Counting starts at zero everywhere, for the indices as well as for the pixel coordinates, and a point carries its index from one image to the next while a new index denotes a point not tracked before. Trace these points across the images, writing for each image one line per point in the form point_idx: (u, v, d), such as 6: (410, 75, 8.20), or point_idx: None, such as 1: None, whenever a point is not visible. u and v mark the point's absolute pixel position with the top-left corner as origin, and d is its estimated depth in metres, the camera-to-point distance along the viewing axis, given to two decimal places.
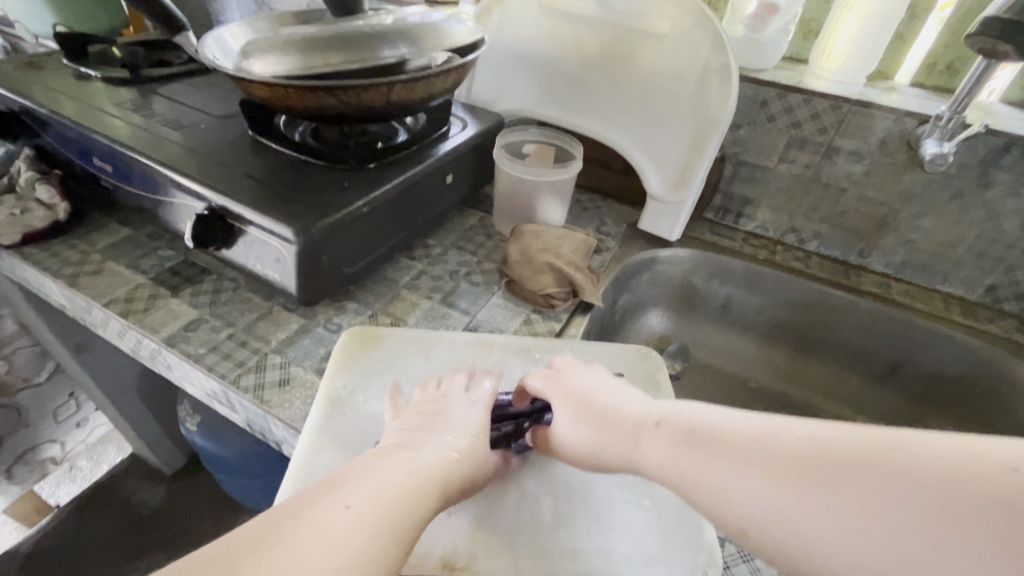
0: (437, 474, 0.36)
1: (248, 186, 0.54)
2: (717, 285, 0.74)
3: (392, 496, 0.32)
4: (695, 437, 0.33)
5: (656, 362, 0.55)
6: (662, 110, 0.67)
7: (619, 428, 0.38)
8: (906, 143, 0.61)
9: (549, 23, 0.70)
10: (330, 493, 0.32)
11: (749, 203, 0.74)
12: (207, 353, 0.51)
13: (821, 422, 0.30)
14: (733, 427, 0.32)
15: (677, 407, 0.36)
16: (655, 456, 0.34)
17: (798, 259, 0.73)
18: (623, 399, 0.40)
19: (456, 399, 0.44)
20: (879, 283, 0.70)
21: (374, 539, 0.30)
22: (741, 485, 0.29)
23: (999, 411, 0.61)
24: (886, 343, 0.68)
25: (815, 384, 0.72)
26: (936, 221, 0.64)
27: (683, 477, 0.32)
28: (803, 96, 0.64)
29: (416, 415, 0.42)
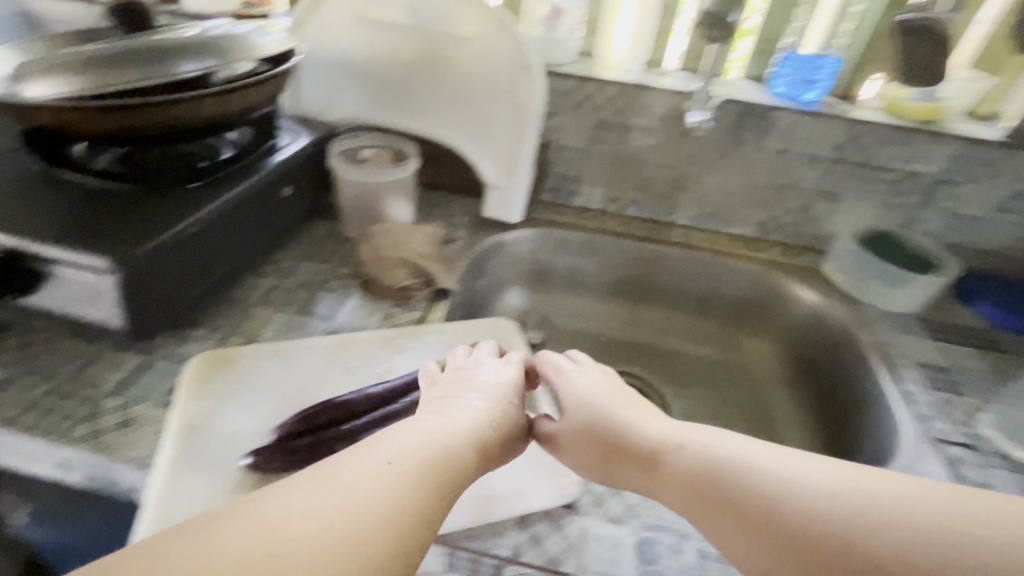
0: (468, 436, 0.39)
1: (48, 222, 0.49)
2: (561, 257, 0.84)
3: (430, 455, 0.35)
4: (720, 466, 0.39)
5: (510, 329, 0.60)
6: (483, 105, 0.73)
7: (640, 451, 0.43)
8: (680, 116, 0.75)
9: (365, 32, 0.73)
10: (373, 448, 0.34)
11: (576, 181, 0.84)
12: (23, 413, 0.46)
13: (839, 470, 0.36)
14: (757, 463, 0.38)
15: (693, 432, 0.42)
16: (679, 465, 0.40)
17: (620, 224, 0.85)
18: (638, 419, 0.45)
19: (481, 367, 0.48)
20: (685, 234, 0.84)
21: (414, 492, 0.32)
22: (769, 487, 0.36)
23: (782, 317, 0.77)
24: (698, 282, 0.82)
25: (656, 328, 0.84)
26: (712, 176, 0.79)
27: (714, 500, 0.38)
28: (597, 85, 0.75)
29: (451, 383, 0.46)
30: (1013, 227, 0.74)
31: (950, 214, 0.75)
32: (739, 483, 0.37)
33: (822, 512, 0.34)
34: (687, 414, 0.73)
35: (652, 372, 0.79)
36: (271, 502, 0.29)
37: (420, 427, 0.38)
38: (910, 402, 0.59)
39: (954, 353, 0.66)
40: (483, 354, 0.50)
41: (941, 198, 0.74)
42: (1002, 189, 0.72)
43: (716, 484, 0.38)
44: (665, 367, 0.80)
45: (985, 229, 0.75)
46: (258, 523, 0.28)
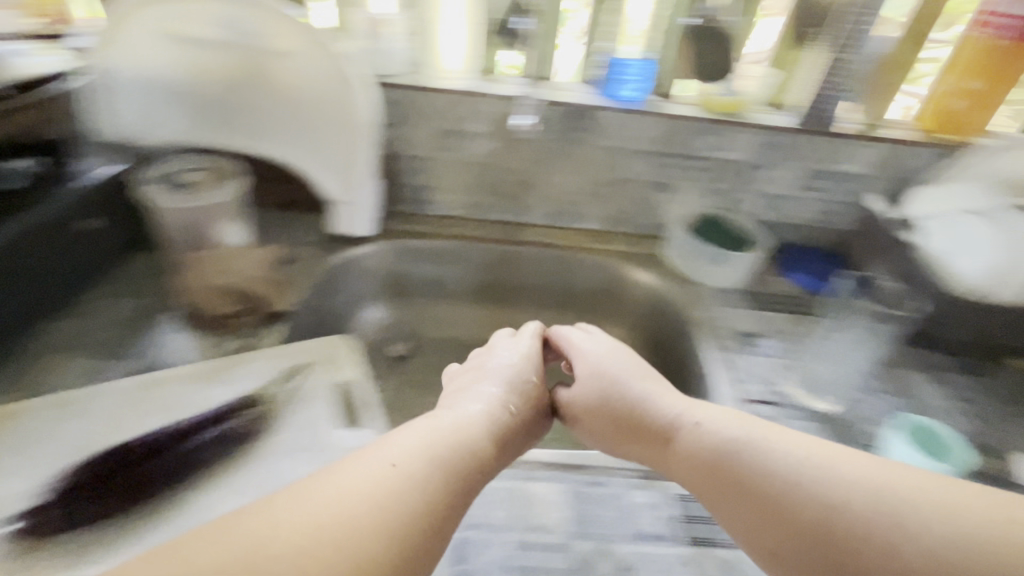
0: (477, 424, 0.48)
1: None
2: (420, 267, 0.84)
3: (441, 455, 0.42)
4: (742, 446, 0.45)
5: (338, 342, 0.60)
6: (315, 121, 0.72)
7: (656, 426, 0.52)
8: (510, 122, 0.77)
9: (170, 47, 0.65)
10: (395, 447, 0.41)
11: (428, 189, 0.84)
12: None
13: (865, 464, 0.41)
14: (781, 449, 0.43)
15: (714, 413, 0.50)
16: (690, 442, 0.48)
17: (475, 229, 0.86)
18: (653, 394, 0.55)
19: (495, 357, 0.63)
20: (538, 232, 0.87)
21: (423, 488, 0.38)
22: (784, 470, 0.41)
23: (627, 304, 0.83)
24: (554, 278, 0.85)
25: (521, 326, 0.87)
26: (555, 176, 0.83)
27: (727, 473, 0.44)
28: (429, 94, 0.75)
29: (468, 376, 0.60)
30: (816, 203, 0.84)
31: (764, 195, 0.84)
32: (756, 460, 0.43)
33: (831, 492, 0.38)
34: None
35: None
36: (290, 497, 0.34)
37: (441, 425, 0.46)
38: (730, 371, 0.65)
39: (769, 321, 0.74)
40: (502, 341, 0.66)
41: (755, 182, 0.82)
42: (801, 171, 0.81)
43: (733, 461, 0.44)
44: None
45: (795, 207, 0.85)
46: (268, 517, 0.32)
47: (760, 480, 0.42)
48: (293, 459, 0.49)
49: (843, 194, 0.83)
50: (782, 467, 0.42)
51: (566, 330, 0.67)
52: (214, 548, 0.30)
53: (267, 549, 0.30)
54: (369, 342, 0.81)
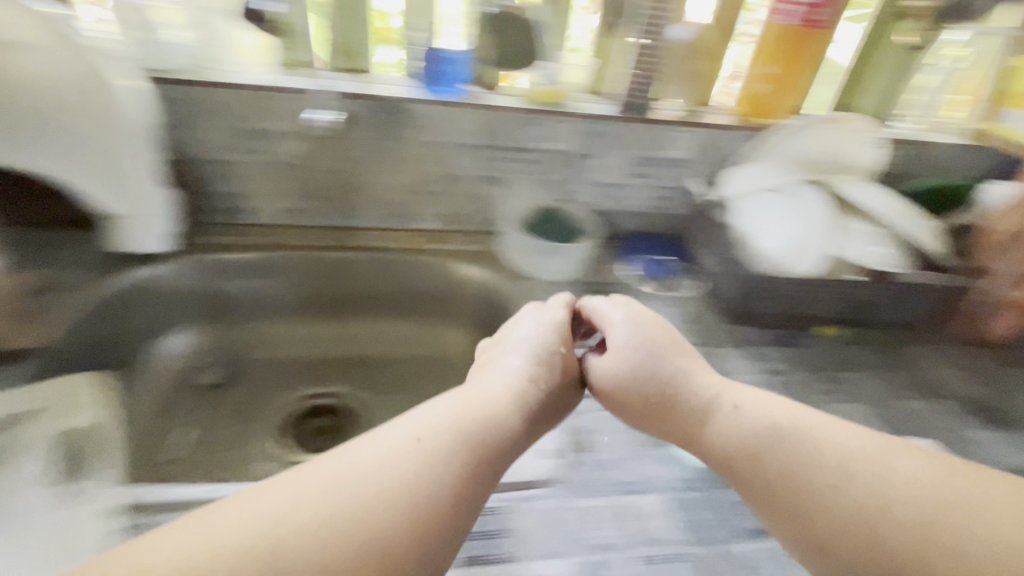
0: (496, 397, 0.48)
1: None
2: (234, 283, 0.76)
3: (470, 441, 0.42)
4: (785, 433, 0.44)
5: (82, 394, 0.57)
6: (70, 126, 0.58)
7: (693, 407, 0.51)
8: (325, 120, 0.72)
9: None
10: (428, 424, 0.42)
11: (238, 197, 0.76)
12: None
13: (925, 461, 0.40)
14: (830, 439, 0.43)
15: (752, 397, 0.49)
16: (730, 425, 0.48)
17: (297, 237, 0.79)
18: (688, 369, 0.54)
19: (512, 331, 0.61)
20: (369, 236, 0.81)
21: (442, 460, 0.39)
22: (833, 452, 0.42)
23: (463, 305, 0.80)
24: (389, 284, 0.80)
25: (358, 339, 0.81)
26: (379, 176, 0.78)
27: (769, 459, 0.43)
28: (216, 90, 0.67)
29: (492, 351, 0.59)
30: (648, 188, 0.85)
31: (597, 184, 0.83)
32: (797, 449, 0.43)
33: (861, 495, 0.39)
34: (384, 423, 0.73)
35: (352, 389, 0.77)
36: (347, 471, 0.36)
37: (463, 400, 0.46)
38: None
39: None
40: (526, 312, 0.64)
41: (586, 171, 0.82)
42: (628, 157, 0.81)
43: (766, 455, 0.44)
44: (373, 378, 0.78)
45: (629, 194, 0.85)
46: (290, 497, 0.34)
47: (802, 485, 0.41)
48: None
49: (671, 178, 0.84)
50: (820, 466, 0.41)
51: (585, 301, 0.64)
52: (230, 526, 0.32)
53: (292, 531, 0.32)
54: (172, 375, 0.72)
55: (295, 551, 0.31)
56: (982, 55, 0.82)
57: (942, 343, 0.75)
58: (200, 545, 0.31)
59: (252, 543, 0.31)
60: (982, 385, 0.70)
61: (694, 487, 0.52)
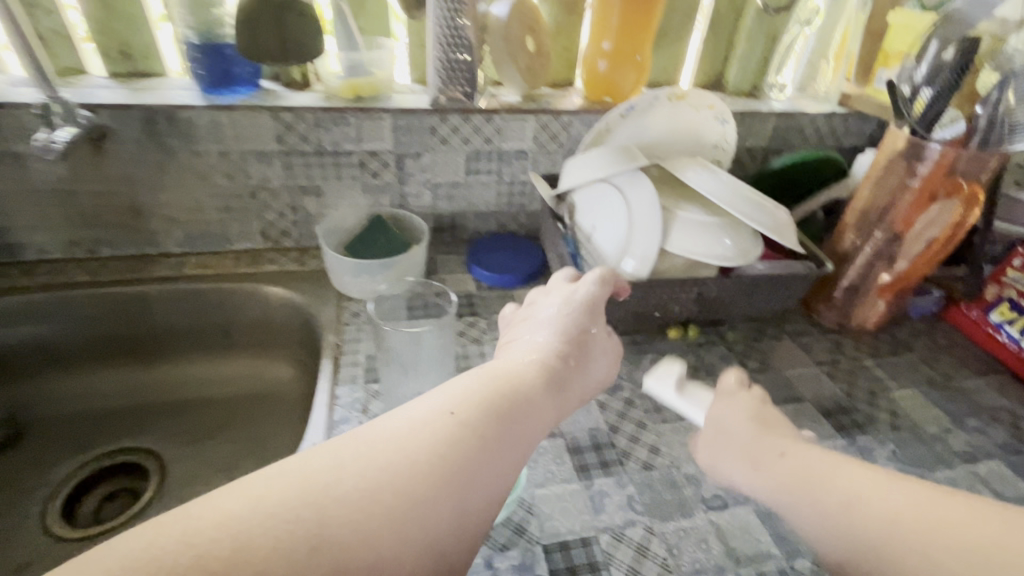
0: (520, 375, 0.42)
1: None
2: (7, 333, 0.65)
3: (508, 416, 0.38)
4: (811, 480, 0.40)
5: None
6: None
7: (754, 446, 0.45)
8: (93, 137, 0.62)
9: None
10: (471, 398, 0.38)
11: (6, 231, 0.66)
12: None
13: (950, 514, 0.35)
14: (855, 486, 0.38)
15: (794, 445, 0.44)
16: (790, 461, 0.43)
17: (85, 271, 0.69)
18: (764, 432, 0.46)
19: (540, 300, 0.53)
20: (175, 264, 0.71)
21: (482, 437, 0.35)
22: (876, 498, 0.37)
23: (289, 334, 0.71)
24: (203, 316, 0.71)
25: (174, 385, 0.72)
26: (170, 195, 0.68)
27: (807, 486, 0.40)
28: None
29: (513, 326, 0.52)
30: (490, 185, 0.76)
31: (431, 185, 0.74)
32: (831, 488, 0.39)
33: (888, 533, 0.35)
34: (187, 477, 0.64)
35: (156, 441, 0.67)
36: (352, 452, 0.33)
37: (492, 374, 0.41)
38: (332, 407, 0.53)
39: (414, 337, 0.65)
40: (552, 284, 0.55)
41: (414, 172, 0.72)
42: (458, 154, 0.72)
43: (808, 492, 0.40)
44: (184, 425, 0.69)
45: (471, 193, 0.76)
46: (294, 477, 0.30)
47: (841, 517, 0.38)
48: None
49: (516, 172, 0.76)
50: (870, 508, 0.37)
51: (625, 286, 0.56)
52: (267, 493, 0.29)
53: (335, 498, 0.30)
54: None
55: (341, 513, 0.29)
56: (835, 16, 0.79)
57: (806, 333, 0.69)
58: (242, 506, 0.28)
59: (299, 509, 0.29)
60: (845, 380, 0.63)
61: None
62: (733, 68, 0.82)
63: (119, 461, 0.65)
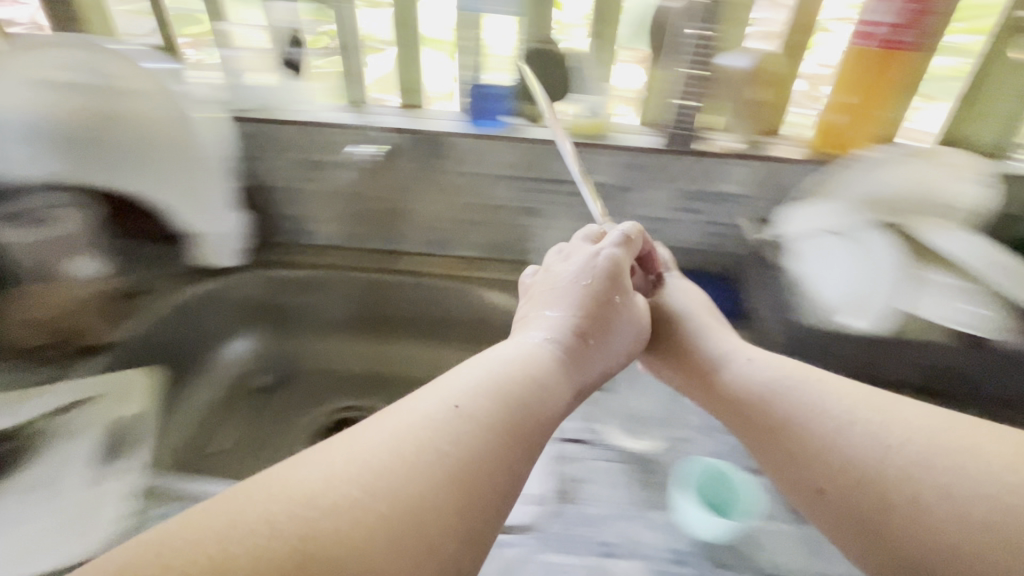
0: (531, 356, 0.47)
1: None
2: (292, 298, 0.84)
3: (512, 405, 0.40)
4: (768, 394, 0.51)
5: (134, 383, 0.60)
6: (162, 159, 0.71)
7: (708, 359, 0.58)
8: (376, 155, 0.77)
9: (29, 93, 0.64)
10: (472, 393, 0.40)
11: (301, 220, 0.84)
12: None
13: (883, 436, 0.42)
14: (811, 412, 0.47)
15: (758, 357, 0.55)
16: (733, 377, 0.54)
17: (352, 257, 0.86)
18: (715, 336, 0.60)
19: (559, 269, 0.61)
20: (417, 261, 0.86)
21: (487, 429, 0.37)
22: (831, 424, 0.45)
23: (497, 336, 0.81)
24: (430, 307, 0.84)
25: (396, 359, 0.86)
26: (422, 204, 0.81)
27: (752, 400, 0.51)
28: (282, 127, 0.76)
29: (539, 292, 0.60)
30: (697, 225, 0.78)
31: (640, 218, 0.79)
32: (787, 403, 0.49)
33: (838, 450, 0.43)
34: None
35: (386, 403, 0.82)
36: (352, 454, 0.34)
37: (505, 365, 0.44)
38: None
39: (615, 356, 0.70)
40: (577, 249, 0.63)
41: (627, 205, 0.78)
42: (674, 192, 0.76)
43: (761, 404, 0.50)
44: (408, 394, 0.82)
45: (675, 229, 0.79)
46: (295, 484, 0.31)
47: (804, 425, 0.46)
48: (20, 503, 0.47)
49: (723, 216, 0.76)
50: (825, 422, 0.45)
51: (655, 247, 0.67)
52: (259, 505, 0.30)
53: (327, 507, 0.30)
54: (233, 375, 0.81)
55: (334, 522, 0.29)
56: None
57: None
58: (237, 517, 0.29)
59: (285, 524, 0.29)
60: None
61: (686, 562, 0.44)
62: (993, 130, 0.72)
63: (359, 413, 0.81)
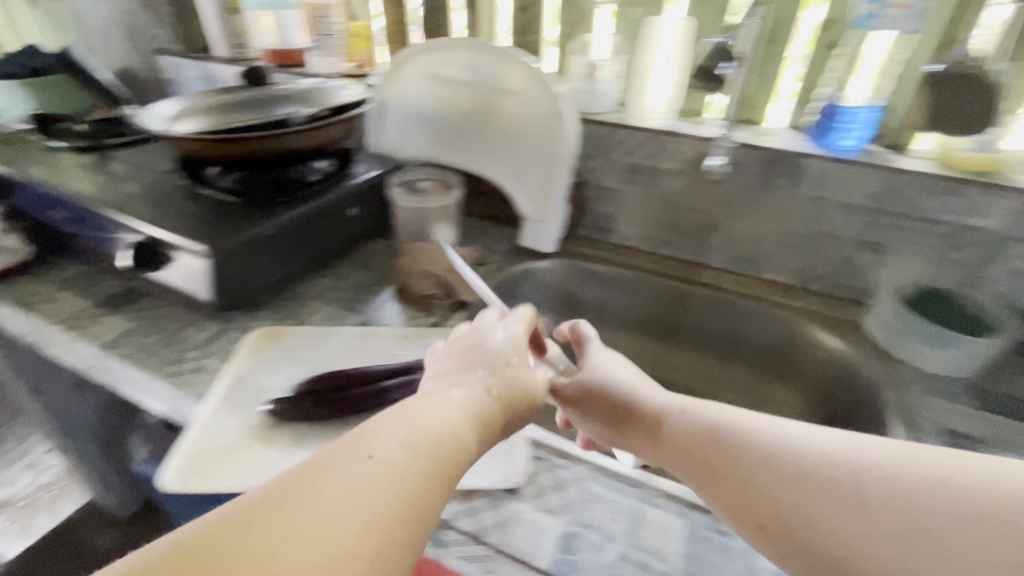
0: (456, 424, 0.40)
1: (197, 210, 0.70)
2: (591, 289, 0.89)
3: (433, 436, 0.37)
4: (716, 434, 0.45)
5: None
6: (524, 148, 0.82)
7: (648, 413, 0.51)
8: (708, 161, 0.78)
9: (436, 88, 0.87)
10: (392, 429, 0.37)
11: (611, 219, 0.90)
12: (133, 348, 0.63)
13: (825, 457, 0.40)
14: (756, 440, 0.43)
15: (697, 402, 0.49)
16: (677, 425, 0.48)
17: (652, 262, 0.89)
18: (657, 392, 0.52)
19: (490, 329, 0.53)
20: (718, 276, 0.85)
21: (408, 479, 0.34)
22: (779, 450, 0.42)
23: (803, 370, 0.77)
24: (726, 325, 0.82)
25: (678, 366, 0.86)
26: (746, 220, 0.80)
27: (702, 450, 0.45)
28: (629, 130, 0.81)
29: (456, 351, 0.51)
30: None
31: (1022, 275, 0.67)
32: (729, 436, 0.44)
33: (796, 486, 0.39)
34: None
35: None
36: (275, 516, 0.30)
37: (411, 428, 0.37)
38: None
39: (1008, 426, 0.62)
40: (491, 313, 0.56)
41: (1009, 257, 0.67)
42: None
43: (711, 444, 0.45)
44: None
45: None
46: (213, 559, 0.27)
47: (738, 458, 0.43)
48: None
49: None
50: (759, 444, 0.43)
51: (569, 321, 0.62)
52: None
53: None
54: None
55: None
56: None
57: None
58: None
59: None
60: None
61: None
62: None
63: None
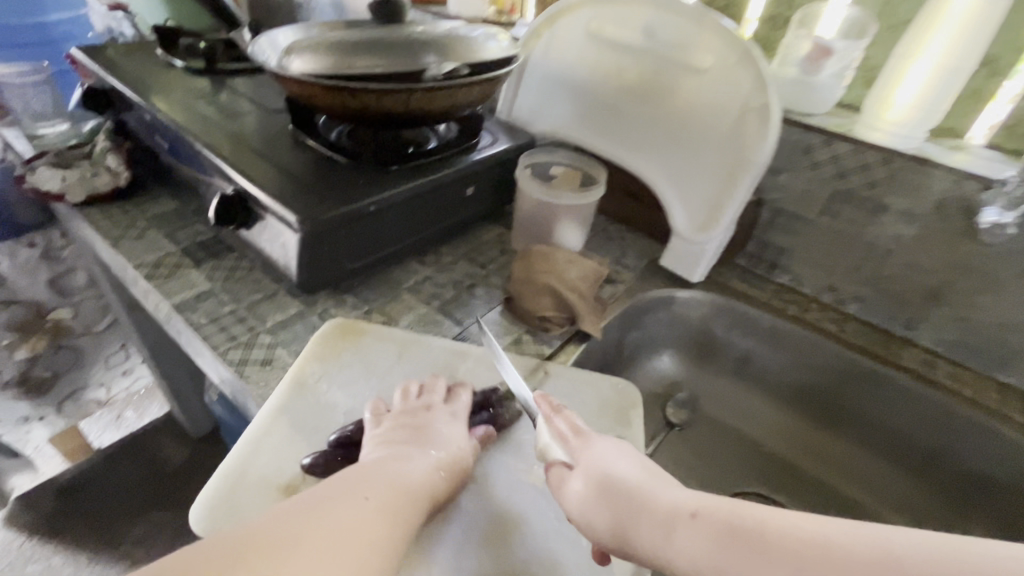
0: (420, 492, 0.39)
1: (297, 164, 0.59)
2: (737, 336, 0.69)
3: (397, 496, 0.37)
4: (732, 537, 0.30)
5: (630, 396, 0.53)
6: (696, 147, 0.64)
7: (648, 520, 0.34)
8: (966, 209, 0.55)
9: (593, 50, 0.69)
10: (372, 484, 0.38)
11: (785, 254, 0.69)
12: (201, 316, 0.55)
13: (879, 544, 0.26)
14: (781, 535, 0.29)
15: (704, 493, 0.34)
16: (686, 541, 0.32)
17: (832, 321, 0.66)
18: (659, 480, 0.36)
19: (438, 414, 0.46)
20: (924, 361, 0.62)
21: (388, 526, 0.35)
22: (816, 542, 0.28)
23: None
24: (922, 430, 0.61)
25: (834, 463, 0.66)
26: (998, 299, 0.57)
27: None
28: (852, 145, 0.59)
29: (399, 426, 0.44)
30: None
31: None
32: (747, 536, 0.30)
33: None
34: None
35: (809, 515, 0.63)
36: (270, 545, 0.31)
37: (390, 485, 0.38)
38: None
39: None
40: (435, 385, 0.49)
41: None
42: None
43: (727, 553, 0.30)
44: (833, 511, 0.63)
45: None
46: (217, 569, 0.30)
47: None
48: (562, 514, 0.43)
49: None
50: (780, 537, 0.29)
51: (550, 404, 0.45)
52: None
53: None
54: (651, 392, 0.71)
55: None
56: None
57: None
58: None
59: None
60: None
61: None
62: None
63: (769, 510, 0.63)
